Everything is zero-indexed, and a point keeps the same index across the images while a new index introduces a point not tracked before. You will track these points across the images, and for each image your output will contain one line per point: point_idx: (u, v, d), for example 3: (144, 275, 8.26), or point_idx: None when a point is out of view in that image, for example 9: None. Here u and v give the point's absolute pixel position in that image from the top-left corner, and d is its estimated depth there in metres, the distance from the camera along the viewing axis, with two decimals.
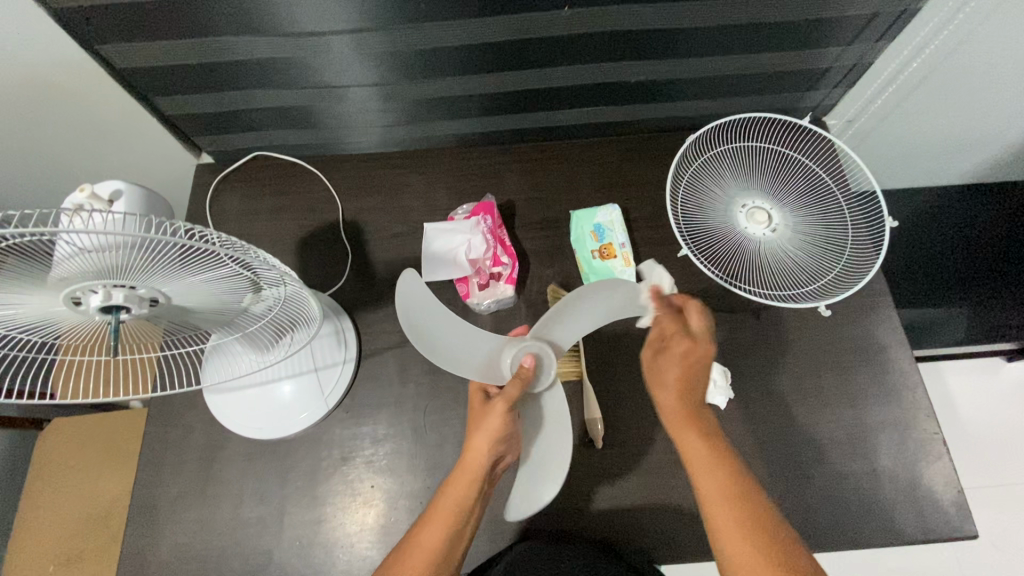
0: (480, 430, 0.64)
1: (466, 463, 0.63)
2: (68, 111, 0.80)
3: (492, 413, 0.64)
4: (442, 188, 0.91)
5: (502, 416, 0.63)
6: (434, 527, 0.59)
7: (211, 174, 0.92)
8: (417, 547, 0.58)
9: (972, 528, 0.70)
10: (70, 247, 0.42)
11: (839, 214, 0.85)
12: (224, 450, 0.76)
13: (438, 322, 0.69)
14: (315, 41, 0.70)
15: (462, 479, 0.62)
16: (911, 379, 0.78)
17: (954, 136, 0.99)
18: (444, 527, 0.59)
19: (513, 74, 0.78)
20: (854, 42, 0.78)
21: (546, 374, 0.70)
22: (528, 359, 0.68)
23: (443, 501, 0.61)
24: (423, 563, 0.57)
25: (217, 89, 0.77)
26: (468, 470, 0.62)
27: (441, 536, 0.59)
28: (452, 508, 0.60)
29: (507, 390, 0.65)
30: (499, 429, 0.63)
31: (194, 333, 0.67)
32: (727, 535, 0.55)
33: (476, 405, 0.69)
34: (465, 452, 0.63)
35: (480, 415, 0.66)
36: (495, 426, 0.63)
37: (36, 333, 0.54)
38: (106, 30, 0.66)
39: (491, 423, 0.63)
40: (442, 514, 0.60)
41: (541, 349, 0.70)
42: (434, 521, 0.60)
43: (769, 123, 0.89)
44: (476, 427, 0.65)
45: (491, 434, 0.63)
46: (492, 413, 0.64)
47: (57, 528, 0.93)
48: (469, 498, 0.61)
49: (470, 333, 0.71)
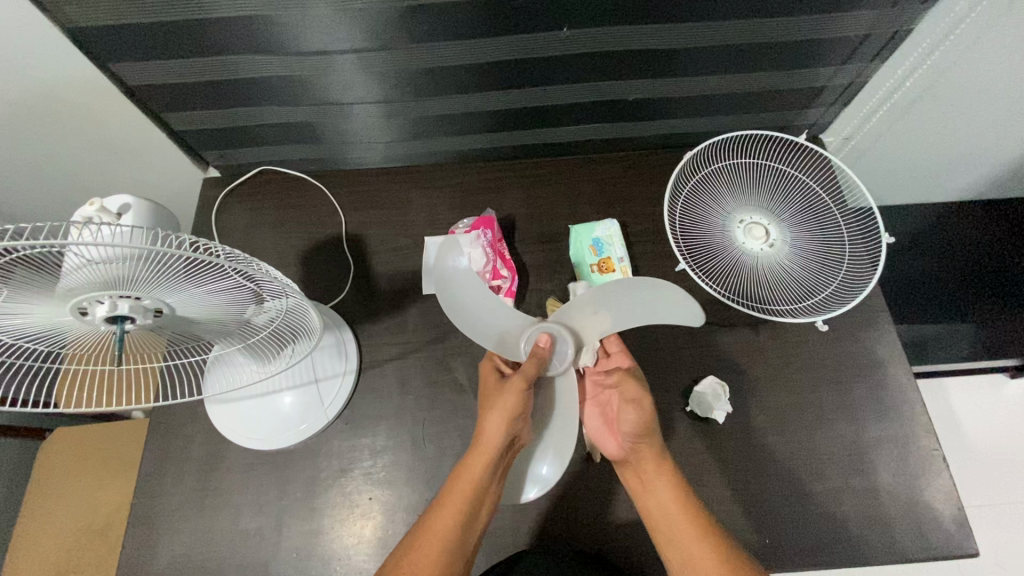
0: (498, 407, 0.65)
1: (479, 440, 0.64)
2: (80, 127, 0.82)
3: (511, 390, 0.66)
4: (444, 202, 0.92)
5: (522, 395, 0.66)
6: (447, 509, 0.60)
7: (217, 188, 0.94)
8: (432, 530, 0.59)
9: (973, 546, 0.70)
10: (79, 259, 0.43)
11: (836, 230, 0.86)
12: (224, 460, 0.77)
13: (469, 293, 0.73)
14: (321, 60, 0.72)
15: (478, 458, 0.63)
16: (910, 395, 0.78)
17: (951, 153, 1.00)
18: (457, 506, 0.60)
19: (512, 92, 0.80)
20: (848, 63, 0.79)
21: (560, 358, 0.73)
22: (545, 339, 0.72)
23: (457, 482, 0.62)
24: (439, 545, 0.58)
25: (224, 105, 0.79)
26: (483, 449, 0.63)
27: (453, 517, 0.60)
28: (466, 489, 0.61)
29: (526, 368, 0.68)
30: (515, 407, 0.66)
31: (198, 343, 0.68)
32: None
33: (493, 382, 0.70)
34: (482, 428, 0.64)
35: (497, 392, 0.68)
36: (513, 405, 0.66)
37: (41, 342, 0.55)
38: (120, 50, 0.68)
39: (510, 401, 0.66)
40: (456, 494, 0.61)
41: (560, 332, 0.73)
42: (452, 503, 0.61)
43: (766, 140, 0.90)
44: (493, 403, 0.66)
45: (510, 410, 0.65)
46: (509, 392, 0.66)
47: (56, 540, 0.94)
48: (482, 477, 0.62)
49: (496, 307, 0.74)
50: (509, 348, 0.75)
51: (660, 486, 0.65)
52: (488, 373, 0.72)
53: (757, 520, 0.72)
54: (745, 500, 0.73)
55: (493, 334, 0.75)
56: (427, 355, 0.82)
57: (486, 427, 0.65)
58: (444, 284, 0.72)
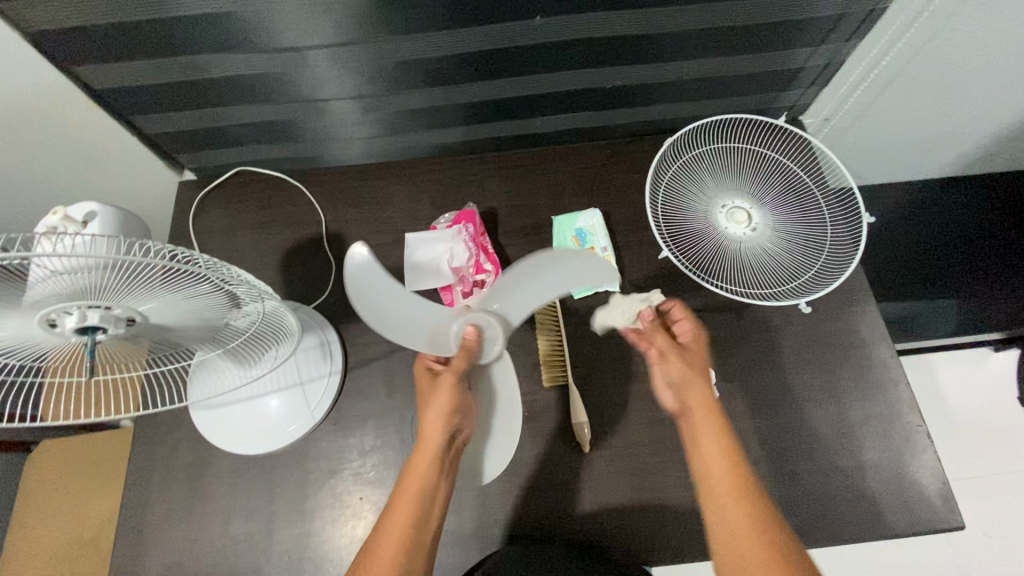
0: (433, 404, 0.65)
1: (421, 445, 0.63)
2: (45, 133, 0.80)
3: (444, 385, 0.66)
4: (425, 198, 0.91)
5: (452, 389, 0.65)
6: (398, 510, 0.58)
7: (193, 191, 0.93)
8: (383, 538, 0.57)
9: (959, 519, 0.71)
10: (43, 270, 0.42)
11: (818, 211, 0.86)
12: (211, 467, 0.76)
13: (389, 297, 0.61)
14: (293, 56, 0.71)
15: (421, 459, 0.62)
16: (894, 373, 0.79)
17: (930, 129, 1.00)
18: (406, 512, 0.58)
19: (489, 83, 0.79)
20: (824, 43, 0.79)
21: (492, 343, 0.66)
22: (471, 335, 0.64)
23: (404, 486, 0.60)
24: (394, 544, 0.56)
25: (194, 106, 0.77)
26: (426, 450, 0.62)
27: (405, 522, 0.58)
28: (414, 491, 0.60)
29: (455, 365, 0.65)
30: (450, 402, 0.65)
31: (178, 350, 0.67)
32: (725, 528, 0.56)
33: (425, 384, 0.71)
34: (420, 425, 0.64)
35: (429, 393, 0.68)
36: (445, 400, 0.65)
37: (13, 356, 0.54)
38: (81, 52, 0.66)
39: (443, 398, 0.65)
40: (407, 494, 0.59)
41: (489, 322, 0.65)
42: (400, 500, 0.59)
43: (746, 124, 0.90)
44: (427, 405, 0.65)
45: (443, 410, 0.64)
46: (439, 390, 0.66)
47: (46, 554, 0.93)
48: (429, 476, 0.61)
49: (419, 303, 0.63)
50: (441, 342, 0.67)
51: (722, 459, 0.61)
52: (420, 376, 0.72)
53: None
54: None
55: (423, 333, 0.66)
56: (414, 353, 0.82)
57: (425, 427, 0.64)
58: (366, 285, 0.59)
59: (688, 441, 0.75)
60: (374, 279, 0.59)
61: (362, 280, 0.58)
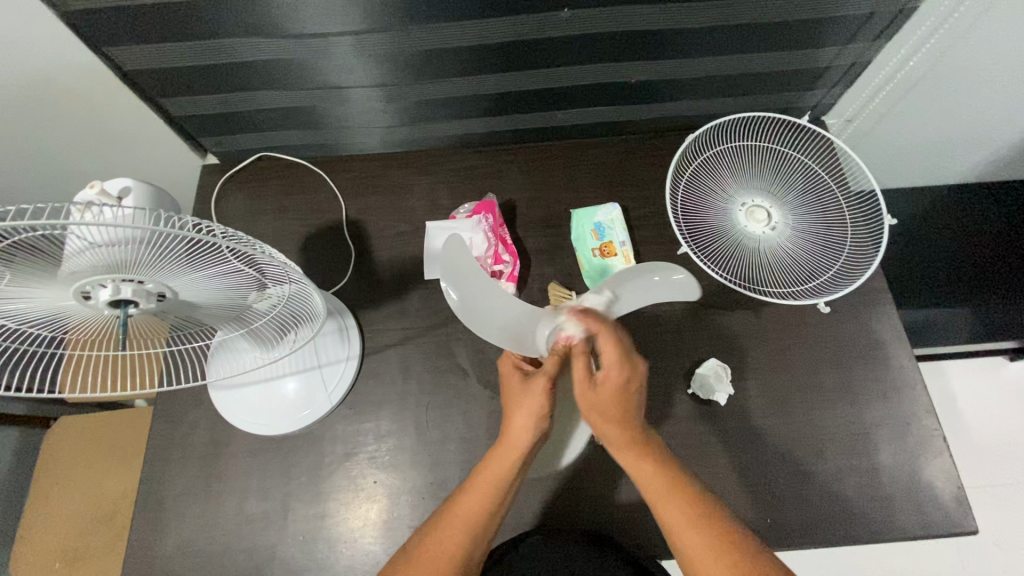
0: (524, 406, 0.62)
1: (507, 444, 0.61)
2: (74, 111, 0.81)
3: (534, 387, 0.63)
4: (444, 187, 0.92)
5: (545, 393, 0.62)
6: (472, 502, 0.58)
7: (216, 175, 0.94)
8: (454, 519, 0.58)
9: (972, 523, 0.71)
10: (81, 241, 0.43)
11: (838, 212, 0.86)
12: (229, 446, 0.77)
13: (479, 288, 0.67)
14: (319, 42, 0.71)
15: (506, 456, 0.60)
16: (911, 376, 0.79)
17: (952, 134, 0.99)
18: (482, 503, 0.58)
19: (512, 75, 0.79)
20: (851, 42, 0.78)
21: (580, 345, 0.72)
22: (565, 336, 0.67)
23: (486, 475, 0.60)
24: (460, 531, 0.57)
25: (220, 90, 0.78)
26: (513, 448, 0.61)
27: (479, 510, 0.58)
28: (494, 484, 0.59)
29: (548, 366, 0.64)
30: (542, 404, 0.62)
31: (201, 329, 0.68)
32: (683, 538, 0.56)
33: (513, 382, 0.67)
34: (507, 424, 0.62)
35: (520, 390, 0.64)
36: (538, 403, 0.62)
37: (45, 328, 0.55)
38: (112, 33, 0.67)
39: (538, 399, 0.62)
40: (483, 487, 0.59)
41: None
42: (476, 491, 0.59)
43: (768, 123, 0.90)
44: (514, 406, 0.63)
45: (533, 411, 0.62)
46: (532, 390, 0.63)
47: (63, 528, 0.94)
48: (510, 476, 0.60)
49: (510, 304, 0.70)
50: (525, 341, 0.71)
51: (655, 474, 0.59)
52: (507, 374, 0.68)
53: (760, 500, 0.72)
54: (747, 481, 0.73)
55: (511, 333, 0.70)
56: (430, 341, 0.82)
57: (513, 426, 0.62)
58: (466, 278, 0.65)
59: (701, 436, 0.76)
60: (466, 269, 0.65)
61: (457, 272, 0.65)
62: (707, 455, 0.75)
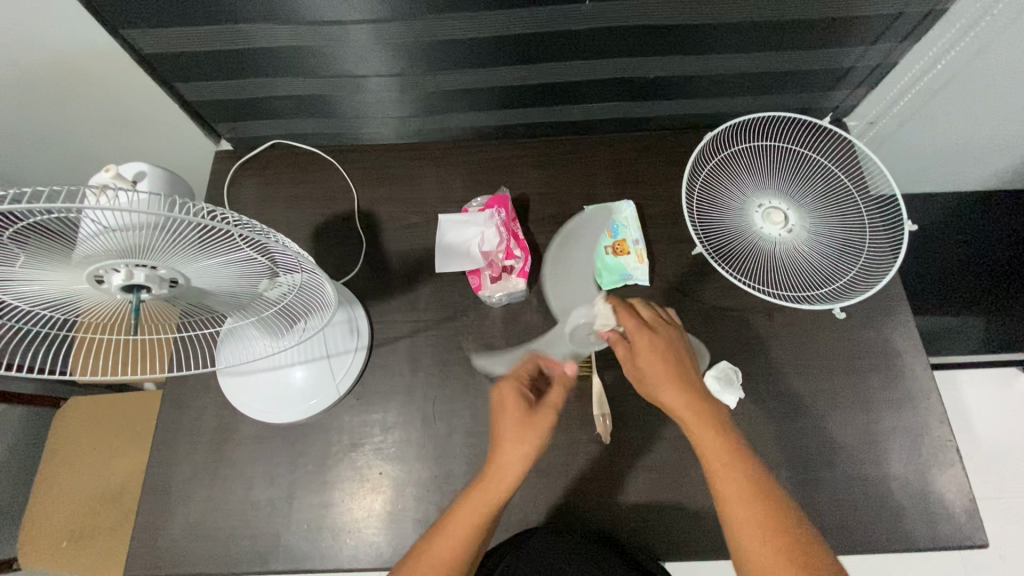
0: (521, 441, 0.62)
1: (495, 477, 0.60)
2: (89, 92, 0.81)
3: (537, 422, 0.63)
4: (457, 180, 0.91)
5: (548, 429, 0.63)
6: (451, 539, 0.57)
7: (229, 161, 0.93)
8: (431, 557, 0.55)
9: (983, 537, 0.70)
10: (96, 225, 0.42)
11: (857, 216, 0.84)
12: (236, 432, 0.77)
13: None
14: (335, 30, 0.70)
15: (492, 492, 0.59)
16: (926, 386, 0.77)
17: (976, 139, 0.97)
18: (482, 505, 0.58)
19: (531, 68, 0.78)
20: (878, 42, 0.76)
21: None
22: None
23: (465, 511, 0.58)
24: (434, 572, 0.54)
25: (235, 76, 0.78)
26: (501, 479, 0.60)
27: (456, 549, 0.56)
28: (475, 520, 0.58)
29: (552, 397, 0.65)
30: (535, 442, 0.62)
31: (211, 315, 0.68)
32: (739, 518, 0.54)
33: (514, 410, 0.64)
34: (496, 461, 0.61)
35: (520, 423, 0.63)
36: (533, 439, 0.62)
37: (58, 310, 0.55)
38: (130, 16, 0.67)
39: (533, 435, 0.62)
40: (486, 488, 0.60)
41: None
42: (454, 527, 0.57)
43: (788, 123, 0.88)
44: (510, 439, 0.62)
45: (527, 450, 0.62)
46: (538, 423, 0.63)
47: (72, 507, 0.96)
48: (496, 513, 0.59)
49: None
50: None
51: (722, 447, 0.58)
52: (511, 401, 0.65)
53: None
54: None
55: None
56: (439, 334, 0.82)
57: (507, 461, 0.61)
58: None
59: None
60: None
61: None
62: None
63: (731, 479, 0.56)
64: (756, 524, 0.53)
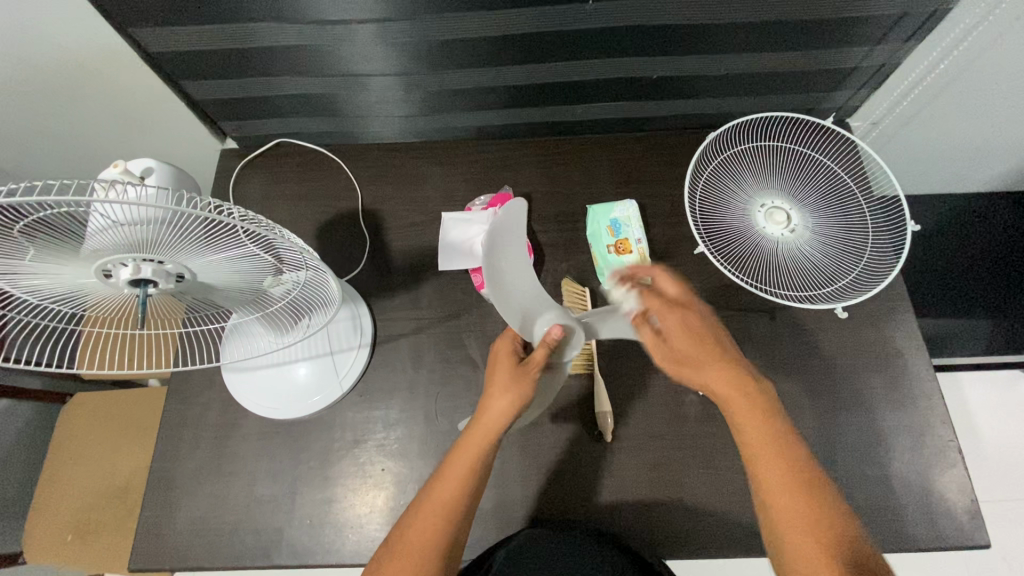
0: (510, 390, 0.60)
1: (484, 422, 0.59)
2: (97, 90, 0.82)
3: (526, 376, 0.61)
4: (460, 179, 0.91)
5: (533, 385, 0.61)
6: (445, 486, 0.56)
7: (233, 159, 0.94)
8: (430, 502, 0.56)
9: (985, 537, 0.69)
10: (105, 219, 0.43)
11: (859, 216, 0.84)
12: (240, 428, 0.78)
13: (508, 259, 0.68)
14: (341, 29, 0.71)
15: (482, 434, 0.58)
16: (928, 386, 0.77)
17: (980, 140, 0.97)
18: (472, 456, 0.57)
19: (534, 67, 0.79)
20: (881, 42, 0.76)
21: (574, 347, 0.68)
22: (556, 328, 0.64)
23: (458, 454, 0.58)
24: (432, 519, 0.55)
25: (242, 74, 0.79)
26: (492, 424, 0.58)
27: (452, 495, 0.56)
28: (470, 463, 0.57)
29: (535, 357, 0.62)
30: (524, 394, 0.60)
31: (217, 311, 0.68)
32: (785, 511, 0.53)
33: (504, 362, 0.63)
34: (485, 407, 0.59)
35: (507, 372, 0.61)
36: (521, 392, 0.60)
37: (66, 304, 0.56)
38: (139, 14, 0.68)
39: (522, 388, 0.60)
40: (460, 472, 0.57)
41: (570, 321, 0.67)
42: (447, 477, 0.57)
43: (791, 124, 0.89)
44: (499, 388, 0.60)
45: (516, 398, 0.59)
46: (524, 377, 0.61)
47: (77, 502, 0.96)
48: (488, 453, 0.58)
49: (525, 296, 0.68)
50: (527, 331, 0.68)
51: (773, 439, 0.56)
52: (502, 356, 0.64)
53: None
54: None
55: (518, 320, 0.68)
56: (442, 332, 0.82)
57: (496, 407, 0.59)
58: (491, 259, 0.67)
59: (710, 439, 0.75)
60: (508, 237, 0.68)
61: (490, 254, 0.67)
62: (716, 457, 0.74)
63: (778, 472, 0.54)
64: (800, 522, 0.52)
